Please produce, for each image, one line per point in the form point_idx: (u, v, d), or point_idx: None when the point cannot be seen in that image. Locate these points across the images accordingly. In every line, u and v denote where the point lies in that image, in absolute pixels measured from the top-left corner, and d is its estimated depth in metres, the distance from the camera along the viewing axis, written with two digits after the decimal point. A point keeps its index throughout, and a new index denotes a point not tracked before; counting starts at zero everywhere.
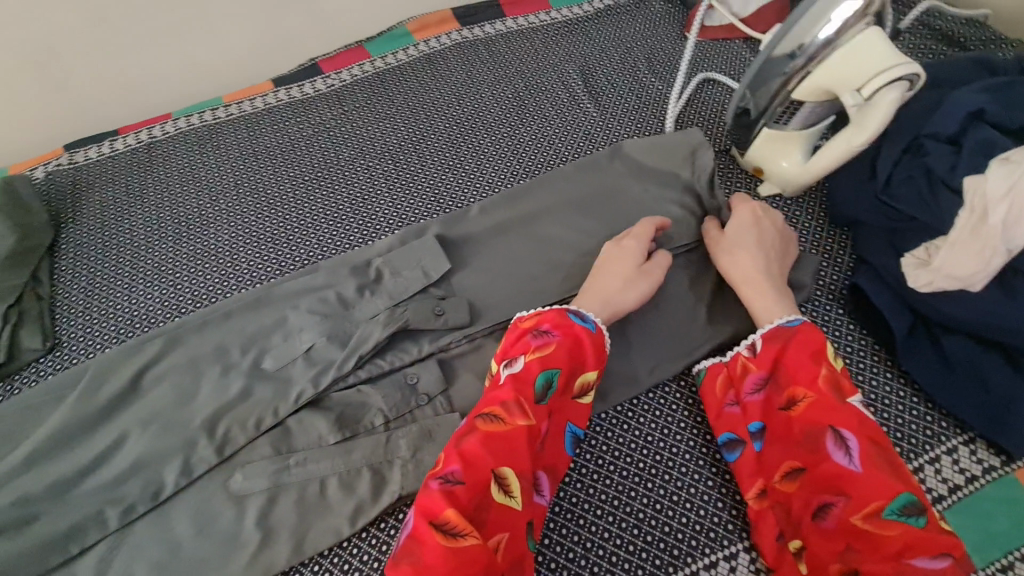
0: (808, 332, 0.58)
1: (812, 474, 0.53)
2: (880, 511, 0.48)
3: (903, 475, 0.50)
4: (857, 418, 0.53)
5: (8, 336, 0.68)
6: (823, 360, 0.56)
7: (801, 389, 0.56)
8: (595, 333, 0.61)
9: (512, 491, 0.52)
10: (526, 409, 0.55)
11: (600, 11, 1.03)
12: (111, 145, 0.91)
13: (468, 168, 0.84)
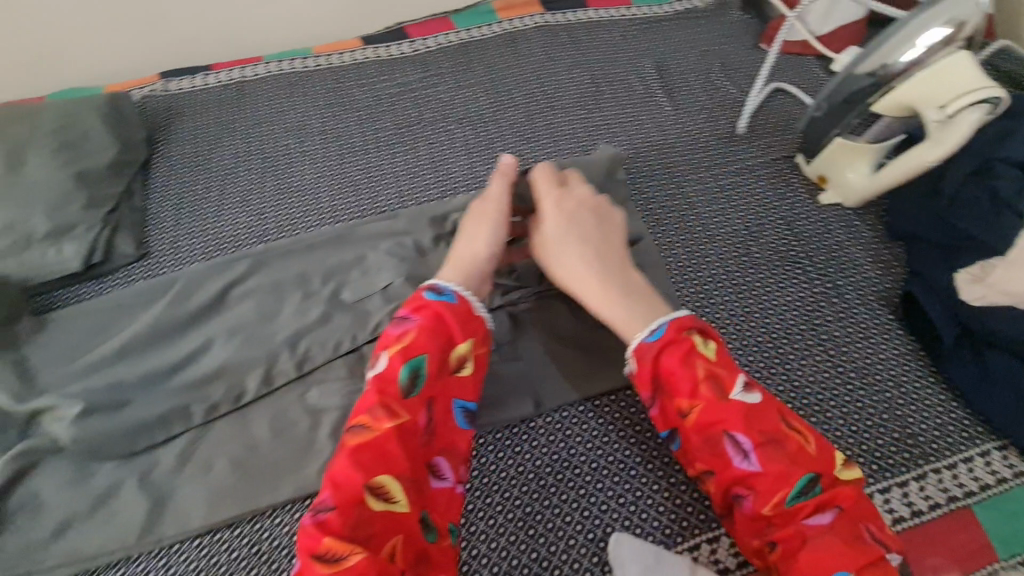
0: (676, 337, 0.54)
1: (722, 480, 0.52)
2: (787, 498, 0.49)
3: (800, 455, 0.50)
4: (744, 415, 0.51)
5: (107, 238, 0.72)
6: (694, 361, 0.53)
7: (684, 402, 0.53)
8: (454, 305, 0.57)
9: (393, 496, 0.49)
10: (392, 409, 0.51)
11: (679, 13, 1.07)
12: (204, 78, 0.94)
13: (543, 143, 0.88)
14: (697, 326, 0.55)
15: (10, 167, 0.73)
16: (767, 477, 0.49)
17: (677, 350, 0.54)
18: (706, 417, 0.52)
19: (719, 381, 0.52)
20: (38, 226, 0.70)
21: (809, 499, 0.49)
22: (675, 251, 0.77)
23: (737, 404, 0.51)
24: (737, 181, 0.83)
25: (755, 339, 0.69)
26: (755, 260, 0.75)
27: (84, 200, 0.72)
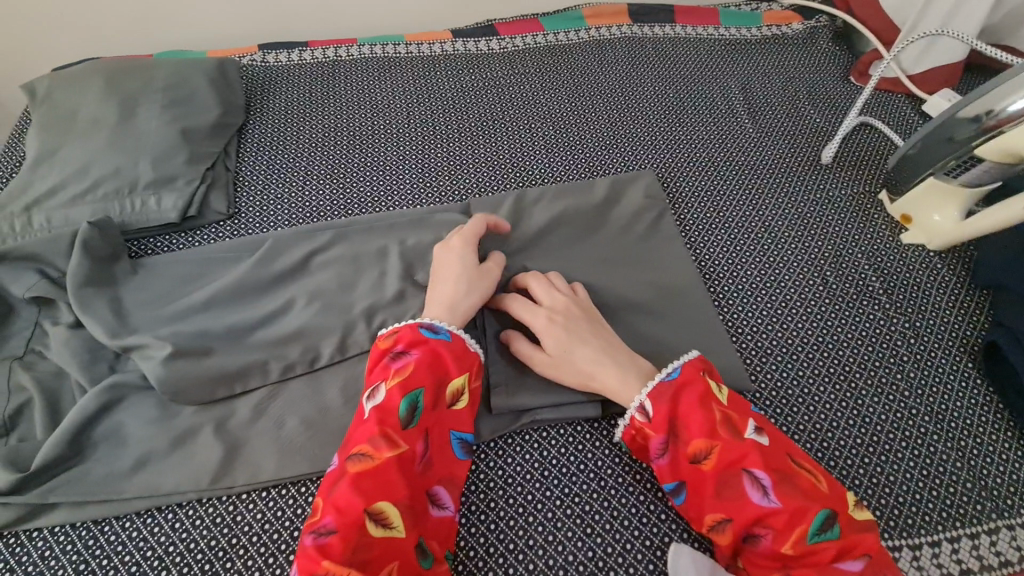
0: (693, 379, 0.56)
1: (737, 523, 0.50)
2: (805, 536, 0.48)
3: (814, 491, 0.50)
4: (759, 451, 0.51)
5: (202, 194, 0.75)
6: (711, 404, 0.54)
7: (701, 442, 0.53)
8: (450, 342, 0.58)
9: (392, 522, 0.49)
10: (393, 441, 0.52)
11: (766, 38, 1.07)
12: (300, 54, 0.98)
13: (623, 150, 0.89)
14: (707, 368, 0.58)
15: (122, 117, 0.77)
16: (786, 516, 0.49)
17: (693, 392, 0.55)
18: (724, 456, 0.52)
19: (731, 423, 0.53)
20: (143, 174, 0.73)
21: (828, 539, 0.48)
22: (753, 272, 0.76)
23: (751, 442, 0.52)
24: (818, 210, 0.82)
25: (828, 369, 0.68)
26: (833, 291, 0.74)
27: (186, 155, 0.76)
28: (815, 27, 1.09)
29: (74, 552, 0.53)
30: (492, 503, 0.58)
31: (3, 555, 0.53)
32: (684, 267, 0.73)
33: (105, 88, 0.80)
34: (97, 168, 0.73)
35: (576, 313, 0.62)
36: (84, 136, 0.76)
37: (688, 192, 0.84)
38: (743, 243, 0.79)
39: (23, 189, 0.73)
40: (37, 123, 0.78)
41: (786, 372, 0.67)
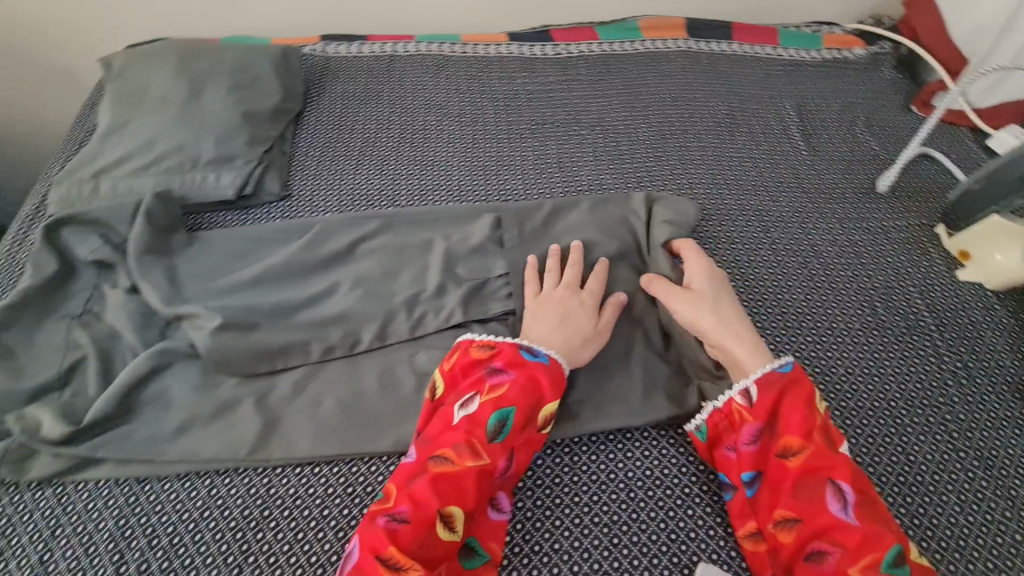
0: (802, 385, 0.57)
1: (809, 528, 0.51)
2: (877, 562, 0.48)
3: (894, 527, 0.50)
4: (852, 469, 0.52)
5: (258, 175, 0.78)
6: (815, 411, 0.56)
7: (797, 441, 0.54)
8: (549, 367, 0.59)
9: (455, 528, 0.51)
10: (477, 451, 0.53)
11: (826, 61, 1.05)
12: (360, 47, 1.01)
13: (673, 164, 0.88)
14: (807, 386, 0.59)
15: (189, 95, 0.81)
16: (862, 535, 0.49)
17: (802, 397, 0.57)
18: (817, 461, 0.53)
19: (830, 437, 0.55)
20: (205, 151, 0.76)
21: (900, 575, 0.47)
22: (798, 296, 0.74)
23: (847, 459, 0.53)
24: (869, 240, 0.80)
25: (871, 404, 0.66)
26: (878, 323, 0.72)
27: (247, 137, 0.79)
28: (878, 53, 1.06)
29: (116, 508, 0.55)
30: (519, 503, 0.58)
31: (51, 503, 0.55)
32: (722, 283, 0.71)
33: (176, 66, 0.83)
34: (164, 142, 0.76)
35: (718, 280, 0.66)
36: (153, 111, 0.79)
37: (735, 211, 0.83)
38: (789, 266, 0.77)
39: (94, 157, 0.76)
40: (111, 96, 0.81)
41: (825, 402, 0.66)
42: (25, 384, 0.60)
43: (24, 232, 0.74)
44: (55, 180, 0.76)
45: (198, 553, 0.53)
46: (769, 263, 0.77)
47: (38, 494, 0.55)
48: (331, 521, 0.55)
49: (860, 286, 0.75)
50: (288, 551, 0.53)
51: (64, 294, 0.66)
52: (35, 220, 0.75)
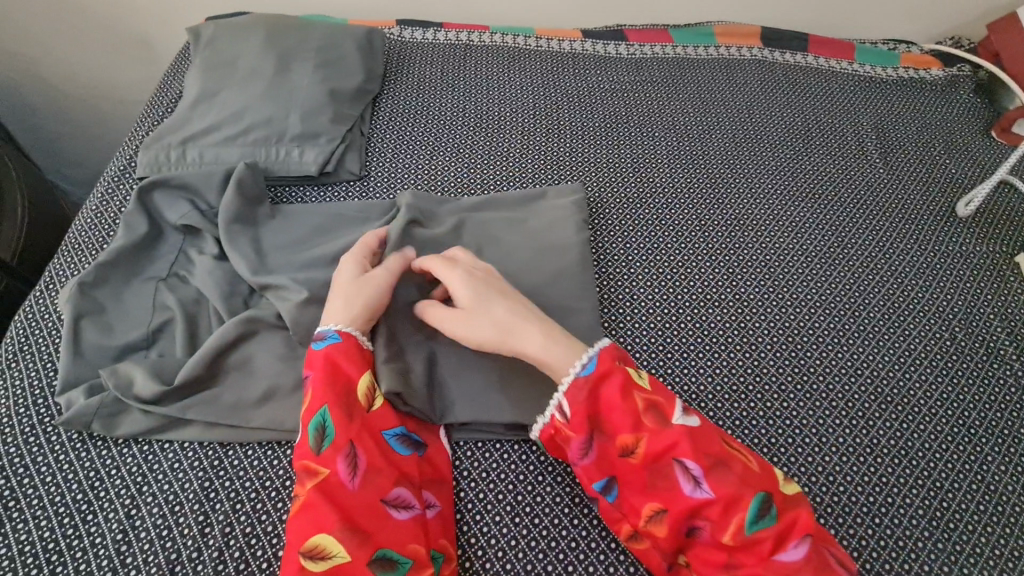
0: (609, 369, 0.55)
1: (673, 515, 0.50)
2: (742, 526, 0.48)
3: (747, 474, 0.50)
4: (687, 438, 0.51)
5: (341, 153, 0.78)
6: (631, 393, 0.54)
7: (627, 436, 0.53)
8: (339, 344, 0.58)
9: (332, 550, 0.47)
10: (312, 471, 0.51)
11: (903, 80, 1.03)
12: (435, 34, 1.02)
13: (747, 172, 0.87)
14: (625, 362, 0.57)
15: (277, 70, 0.81)
16: (720, 505, 0.49)
17: (611, 383, 0.54)
18: (652, 446, 0.52)
19: (657, 411, 0.53)
20: (291, 126, 0.77)
21: (767, 525, 0.48)
22: (875, 314, 0.73)
23: (679, 429, 0.52)
24: (949, 263, 0.78)
25: (951, 430, 0.65)
26: (958, 349, 0.71)
27: (331, 115, 0.80)
28: (956, 75, 1.05)
29: (200, 470, 0.56)
30: (596, 499, 0.58)
31: (137, 459, 0.56)
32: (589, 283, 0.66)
33: (263, 40, 0.84)
34: (250, 114, 0.77)
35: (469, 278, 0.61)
36: (241, 83, 0.80)
37: (811, 224, 0.82)
38: (867, 283, 0.76)
39: (182, 124, 0.77)
40: (200, 65, 0.82)
41: (902, 423, 0.65)
42: (117, 341, 0.61)
43: (112, 193, 0.75)
44: (142, 145, 0.78)
45: (280, 521, 0.53)
46: (846, 279, 0.76)
47: (127, 450, 0.56)
48: None
49: (940, 310, 0.74)
50: None
51: (151, 257, 0.68)
52: (122, 182, 0.76)
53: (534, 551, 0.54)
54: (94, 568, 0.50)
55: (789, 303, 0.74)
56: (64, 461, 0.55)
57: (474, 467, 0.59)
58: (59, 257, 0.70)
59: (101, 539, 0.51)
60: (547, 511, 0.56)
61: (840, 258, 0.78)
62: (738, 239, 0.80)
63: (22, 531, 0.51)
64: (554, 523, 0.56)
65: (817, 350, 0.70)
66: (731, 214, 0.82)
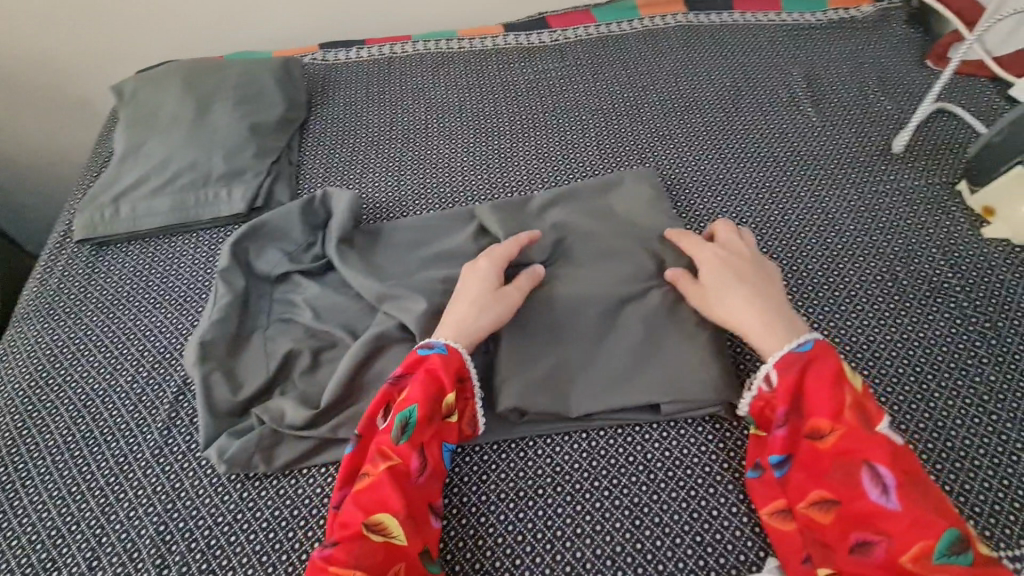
0: (827, 359, 0.55)
1: (848, 510, 0.49)
2: (928, 552, 0.45)
3: (942, 509, 0.47)
4: (887, 447, 0.49)
5: (268, 185, 0.79)
6: (844, 387, 0.53)
7: (824, 423, 0.52)
8: (446, 354, 0.58)
9: (392, 532, 0.50)
10: (389, 457, 0.53)
11: (833, 22, 1.01)
12: (359, 52, 1.03)
13: (678, 141, 0.87)
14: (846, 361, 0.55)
15: (198, 113, 0.83)
16: (907, 521, 0.46)
17: (826, 367, 0.54)
18: (848, 442, 0.50)
19: (865, 413, 0.52)
20: (216, 167, 0.78)
21: (958, 563, 0.44)
22: (813, 266, 0.72)
23: (883, 437, 0.50)
24: (888, 203, 0.77)
25: (895, 370, 0.63)
26: (898, 288, 0.69)
27: (255, 150, 0.81)
28: (887, 8, 1.03)
29: (155, 515, 0.57)
30: (540, 490, 0.57)
31: (94, 513, 0.58)
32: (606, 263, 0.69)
33: (183, 86, 0.86)
34: (176, 161, 0.79)
35: (742, 260, 0.64)
36: (165, 132, 0.82)
37: (744, 185, 0.81)
38: (804, 235, 0.75)
39: (113, 181, 0.79)
40: (125, 120, 0.84)
41: (847, 371, 0.64)
42: None
43: (56, 258, 0.77)
44: (79, 207, 0.80)
45: (234, 554, 0.54)
46: (784, 233, 0.75)
47: (84, 505, 0.58)
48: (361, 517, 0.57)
49: (878, 252, 0.73)
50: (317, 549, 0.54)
51: None
52: (64, 246, 0.78)
53: (481, 551, 0.54)
54: None
55: None
56: (27, 523, 0.57)
57: None
58: (12, 328, 0.72)
59: None
60: (492, 509, 0.57)
61: (777, 213, 0.77)
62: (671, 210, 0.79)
63: None
64: (500, 520, 0.56)
65: None
66: (662, 186, 0.82)
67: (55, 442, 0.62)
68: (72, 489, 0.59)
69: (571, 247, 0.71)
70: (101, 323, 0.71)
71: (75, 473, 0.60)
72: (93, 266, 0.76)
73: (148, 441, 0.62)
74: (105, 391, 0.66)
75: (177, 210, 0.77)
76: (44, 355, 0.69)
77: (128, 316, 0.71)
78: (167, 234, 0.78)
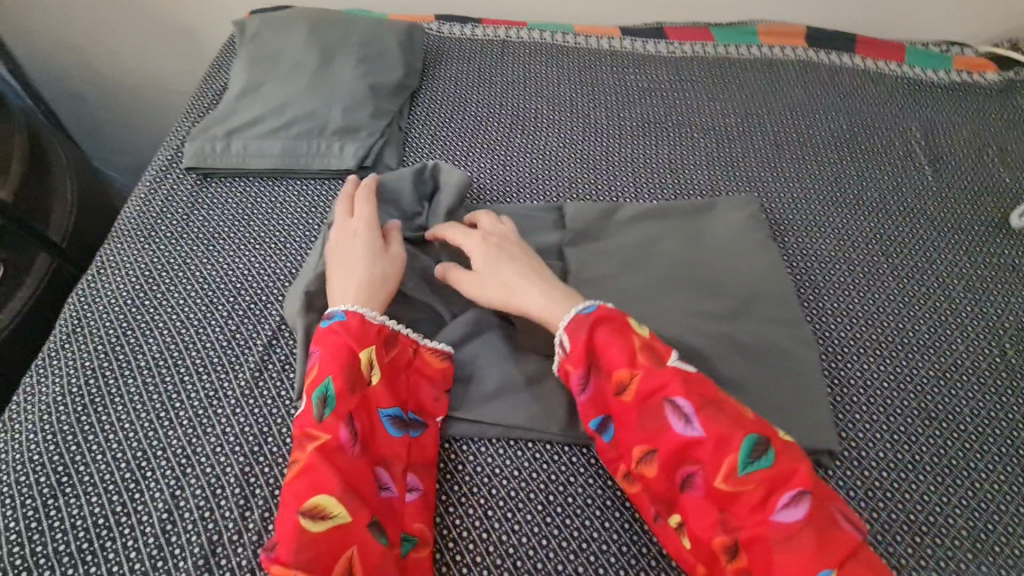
0: (608, 316, 0.56)
1: (664, 452, 0.51)
2: (734, 467, 0.48)
3: (740, 420, 0.50)
4: (681, 380, 0.52)
5: (379, 147, 0.79)
6: (630, 337, 0.55)
7: (624, 373, 0.53)
8: (346, 320, 0.57)
9: (333, 511, 0.48)
10: (314, 437, 0.51)
11: (955, 83, 0.99)
12: (474, 30, 1.02)
13: (790, 175, 0.85)
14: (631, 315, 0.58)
15: (321, 63, 0.83)
16: (709, 444, 0.49)
17: (611, 328, 0.55)
18: (645, 386, 0.52)
19: (652, 354, 0.54)
20: (333, 120, 0.78)
21: (759, 467, 0.48)
22: (919, 327, 0.71)
23: (673, 371, 0.52)
24: (999, 277, 0.75)
25: (996, 448, 0.62)
26: (1007, 366, 0.68)
27: (371, 110, 0.81)
28: (1013, 79, 1.00)
29: (242, 454, 0.57)
30: (626, 503, 0.57)
31: (181, 442, 0.58)
32: (706, 294, 0.68)
33: (307, 33, 0.85)
34: (294, 108, 0.79)
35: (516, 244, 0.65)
36: (286, 76, 0.82)
37: (856, 231, 0.79)
38: (912, 294, 0.73)
39: (228, 116, 0.79)
40: (245, 58, 0.84)
41: (947, 440, 0.62)
42: None
43: (159, 183, 0.77)
44: (189, 135, 0.80)
45: None
46: (890, 288, 0.74)
47: (171, 432, 0.58)
48: (443, 497, 0.56)
49: (988, 325, 0.71)
50: None
51: None
52: (169, 171, 0.79)
53: (564, 552, 0.54)
54: (142, 546, 0.52)
55: (830, 311, 0.71)
56: (114, 439, 0.58)
57: (506, 466, 0.58)
58: (110, 244, 0.73)
59: (147, 517, 0.53)
60: (578, 512, 0.56)
61: (886, 267, 0.76)
62: (780, 244, 0.77)
63: (75, 505, 0.54)
64: (585, 525, 0.55)
65: (860, 362, 0.67)
66: (772, 217, 0.80)
67: (146, 364, 0.62)
68: (160, 413, 0.59)
69: (669, 267, 0.70)
70: (200, 254, 0.71)
71: (164, 399, 0.60)
72: (195, 195, 0.76)
73: (238, 379, 0.61)
74: (198, 321, 0.65)
75: (288, 155, 0.76)
76: (142, 275, 0.69)
77: (227, 252, 0.71)
78: (272, 176, 0.77)
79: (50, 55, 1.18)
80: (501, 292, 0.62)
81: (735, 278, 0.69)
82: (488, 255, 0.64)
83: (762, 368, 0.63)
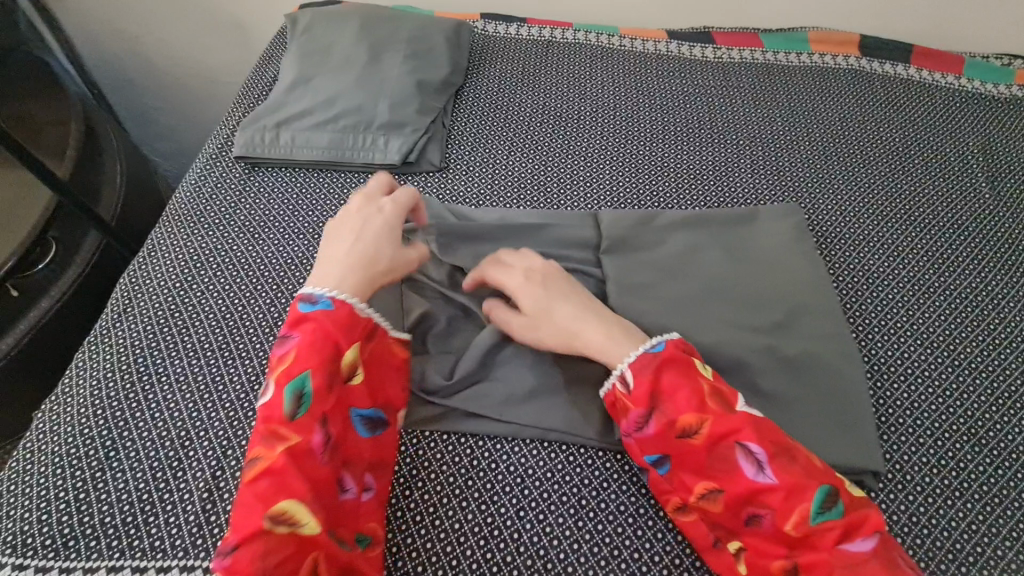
0: (674, 355, 0.54)
1: (731, 495, 0.49)
2: (807, 514, 0.47)
3: (811, 466, 0.50)
4: (752, 424, 0.50)
5: (423, 143, 0.80)
6: (698, 379, 0.53)
7: (692, 416, 0.51)
8: (332, 311, 0.54)
9: (299, 519, 0.46)
10: (282, 436, 0.49)
11: (1017, 97, 0.95)
12: (519, 29, 1.02)
13: (839, 187, 0.83)
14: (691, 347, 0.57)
15: (369, 59, 0.84)
16: (780, 491, 0.48)
17: (676, 368, 0.53)
18: (716, 429, 0.50)
19: (721, 397, 0.52)
20: (380, 115, 0.79)
21: (833, 516, 0.47)
22: (972, 348, 0.68)
23: (743, 415, 0.51)
24: None
25: None
26: None
27: (417, 106, 0.82)
28: None
29: None
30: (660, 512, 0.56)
31: (224, 424, 0.59)
32: (747, 303, 0.67)
33: (357, 29, 0.87)
34: (342, 101, 0.80)
35: (560, 279, 0.62)
36: (335, 70, 0.83)
37: (907, 246, 0.77)
38: (965, 314, 0.71)
39: (278, 107, 0.81)
40: (297, 52, 0.86)
41: (999, 467, 0.59)
42: None
43: (209, 171, 0.80)
44: (240, 125, 0.82)
45: None
46: (941, 307, 0.71)
47: (214, 414, 0.59)
48: (477, 494, 0.56)
49: None
50: (434, 514, 0.55)
51: None
52: (219, 159, 0.81)
53: (594, 556, 0.53)
54: (183, 523, 0.53)
55: (878, 328, 0.69)
56: (160, 419, 0.59)
57: (539, 466, 0.58)
58: (160, 229, 0.75)
59: (189, 496, 0.55)
60: (610, 518, 0.55)
61: (937, 285, 0.73)
62: (826, 257, 0.75)
63: (122, 480, 0.56)
64: (618, 532, 0.55)
65: (909, 381, 0.65)
66: (818, 229, 0.78)
67: (192, 347, 0.64)
68: (204, 394, 0.61)
69: (711, 275, 0.69)
70: (245, 242, 0.72)
71: (207, 381, 0.62)
72: (244, 184, 0.78)
73: None
74: (243, 308, 0.67)
75: (334, 148, 0.78)
76: (190, 261, 0.71)
77: (272, 240, 0.72)
78: (318, 168, 0.79)
79: (107, 43, 1.22)
80: (556, 330, 0.59)
81: (780, 291, 0.68)
82: (538, 290, 0.60)
83: (803, 384, 0.61)
